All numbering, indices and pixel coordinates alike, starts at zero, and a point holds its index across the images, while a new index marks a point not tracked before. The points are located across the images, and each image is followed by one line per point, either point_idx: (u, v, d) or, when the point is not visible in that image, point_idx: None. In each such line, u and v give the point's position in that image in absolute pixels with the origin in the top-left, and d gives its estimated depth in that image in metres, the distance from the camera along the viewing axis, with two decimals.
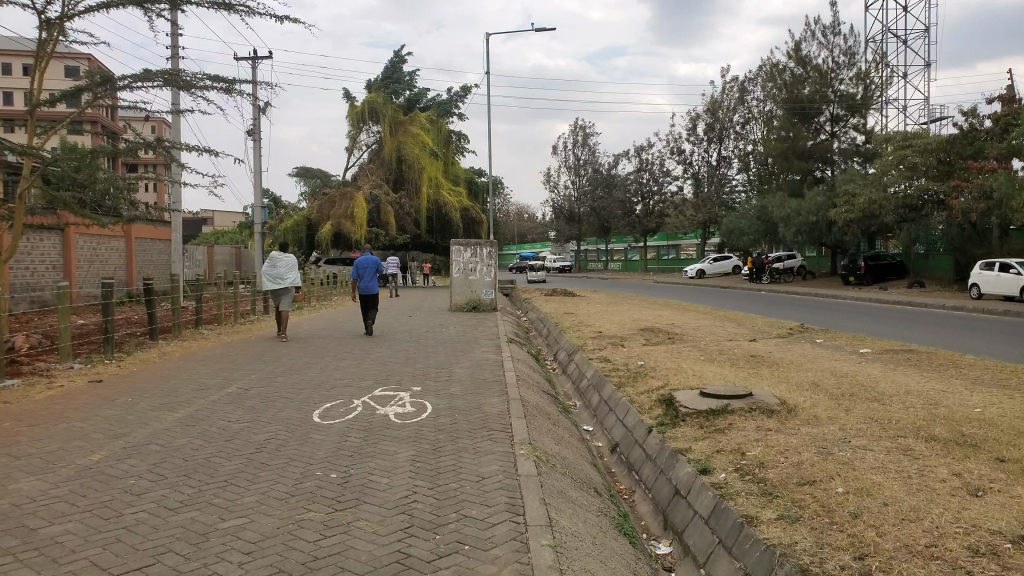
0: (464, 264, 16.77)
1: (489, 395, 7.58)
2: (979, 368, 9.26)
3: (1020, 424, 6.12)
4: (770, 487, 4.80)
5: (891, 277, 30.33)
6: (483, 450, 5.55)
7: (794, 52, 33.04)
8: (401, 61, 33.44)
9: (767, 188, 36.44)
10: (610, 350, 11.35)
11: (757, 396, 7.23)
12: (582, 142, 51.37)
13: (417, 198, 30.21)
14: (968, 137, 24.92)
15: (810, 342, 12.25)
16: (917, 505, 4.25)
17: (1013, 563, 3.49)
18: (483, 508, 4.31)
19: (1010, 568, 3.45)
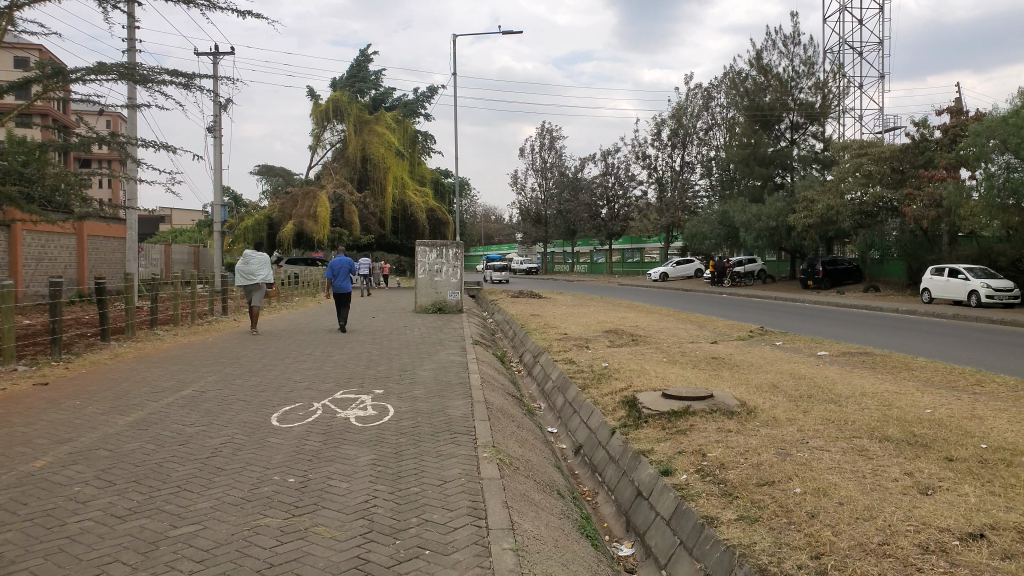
0: (429, 265, 16.67)
1: (452, 397, 7.54)
2: (929, 371, 9.48)
3: (969, 424, 6.25)
4: (730, 488, 4.83)
5: (849, 281, 30.92)
6: (446, 453, 5.50)
7: (756, 60, 33.56)
8: (366, 60, 33.13)
9: (729, 193, 36.90)
10: (574, 352, 11.39)
11: (718, 397, 7.29)
12: (549, 145, 51.53)
13: (383, 197, 29.99)
14: (919, 148, 25.32)
15: (770, 345, 12.41)
16: (870, 504, 4.31)
17: (960, 560, 3.54)
18: (445, 512, 4.26)
19: (959, 565, 3.50)
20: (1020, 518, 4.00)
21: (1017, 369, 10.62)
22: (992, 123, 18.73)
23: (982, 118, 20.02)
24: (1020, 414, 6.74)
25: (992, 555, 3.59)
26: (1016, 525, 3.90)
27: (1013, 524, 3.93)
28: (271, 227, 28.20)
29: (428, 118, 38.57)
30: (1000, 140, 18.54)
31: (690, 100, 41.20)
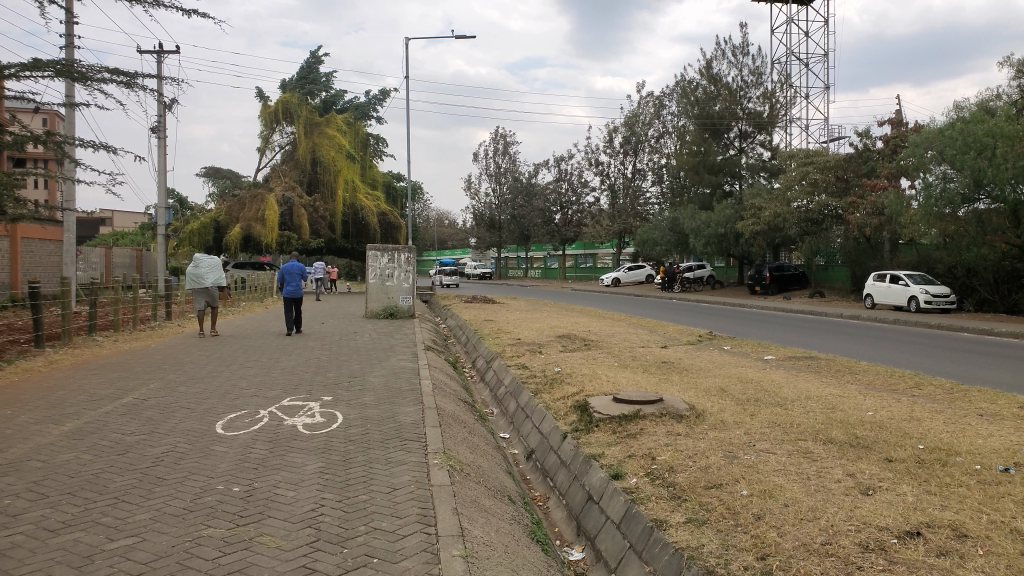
0: (380, 270, 16.51)
1: (403, 404, 7.47)
2: (872, 374, 9.76)
3: (907, 426, 6.46)
4: (679, 491, 4.89)
5: (795, 287, 31.72)
6: (395, 460, 5.45)
7: (706, 70, 34.19)
8: (317, 61, 32.69)
9: (679, 200, 37.46)
10: (527, 357, 11.42)
11: (668, 401, 7.39)
12: (503, 151, 51.64)
13: (333, 201, 29.64)
14: (863, 157, 26.55)
15: (719, 349, 12.61)
16: (815, 505, 4.41)
17: (898, 558, 3.65)
18: (393, 520, 4.21)
19: (897, 563, 3.60)
20: (954, 516, 4.14)
21: (954, 373, 11.01)
22: (930, 134, 19.41)
23: (921, 130, 20.76)
24: (955, 415, 7.00)
25: (928, 552, 3.71)
26: (951, 523, 4.03)
27: (947, 521, 4.07)
28: (218, 230, 27.61)
29: (380, 122, 38.28)
30: (937, 151, 19.25)
31: (642, 108, 41.75)
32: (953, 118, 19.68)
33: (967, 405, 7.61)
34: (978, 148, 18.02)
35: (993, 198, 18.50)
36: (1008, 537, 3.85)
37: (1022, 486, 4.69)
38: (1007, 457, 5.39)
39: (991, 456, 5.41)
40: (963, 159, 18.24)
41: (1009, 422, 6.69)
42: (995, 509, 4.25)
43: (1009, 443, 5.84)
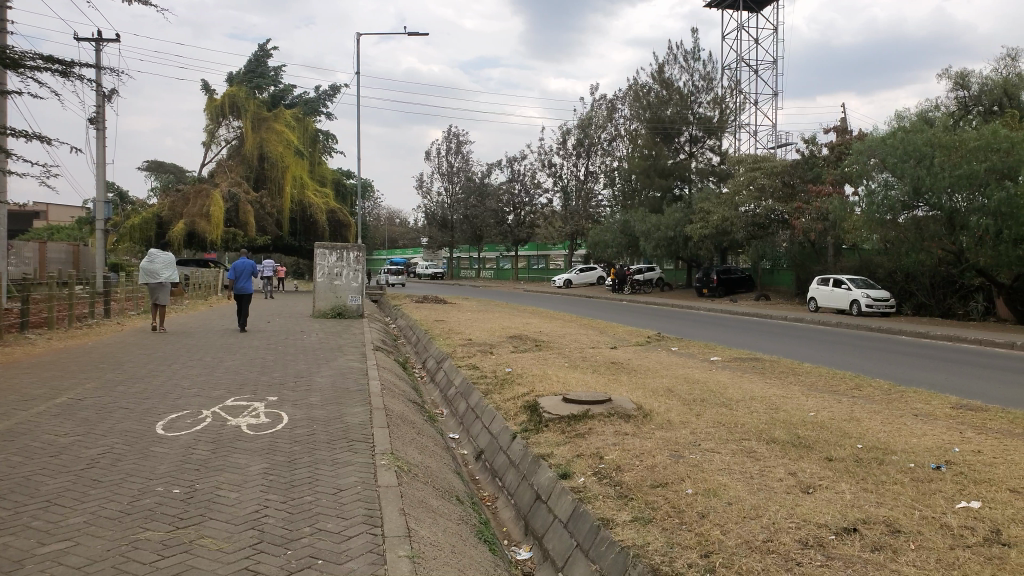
0: (329, 268, 16.32)
1: (351, 404, 7.39)
2: (814, 375, 10.03)
3: (847, 426, 6.65)
4: (625, 490, 4.96)
5: (741, 290, 32.39)
6: (342, 461, 5.39)
7: (658, 74, 34.66)
8: (265, 55, 32.10)
9: (630, 203, 37.88)
10: (478, 357, 11.41)
11: (617, 402, 7.48)
12: (455, 150, 51.54)
13: (281, 197, 29.16)
14: (809, 163, 27.38)
15: (667, 350, 12.80)
16: (757, 503, 4.51)
17: (836, 553, 3.76)
18: (339, 521, 4.17)
19: (834, 558, 3.71)
20: (888, 513, 4.29)
21: (892, 374, 11.40)
22: (873, 143, 20.03)
23: (864, 138, 21.41)
24: (892, 416, 7.25)
25: (864, 547, 3.83)
26: (885, 519, 4.17)
27: (883, 518, 4.21)
28: (160, 225, 26.88)
29: (330, 118, 37.78)
30: (880, 158, 19.88)
31: (595, 111, 42.12)
32: (894, 127, 20.36)
33: (904, 405, 7.89)
34: (918, 157, 18.75)
35: (930, 206, 19.10)
36: (938, 532, 4.00)
37: (952, 483, 4.89)
38: (939, 455, 5.61)
39: (924, 454, 5.62)
40: (904, 167, 18.90)
41: (942, 422, 6.96)
42: (928, 505, 4.42)
43: (942, 442, 6.07)
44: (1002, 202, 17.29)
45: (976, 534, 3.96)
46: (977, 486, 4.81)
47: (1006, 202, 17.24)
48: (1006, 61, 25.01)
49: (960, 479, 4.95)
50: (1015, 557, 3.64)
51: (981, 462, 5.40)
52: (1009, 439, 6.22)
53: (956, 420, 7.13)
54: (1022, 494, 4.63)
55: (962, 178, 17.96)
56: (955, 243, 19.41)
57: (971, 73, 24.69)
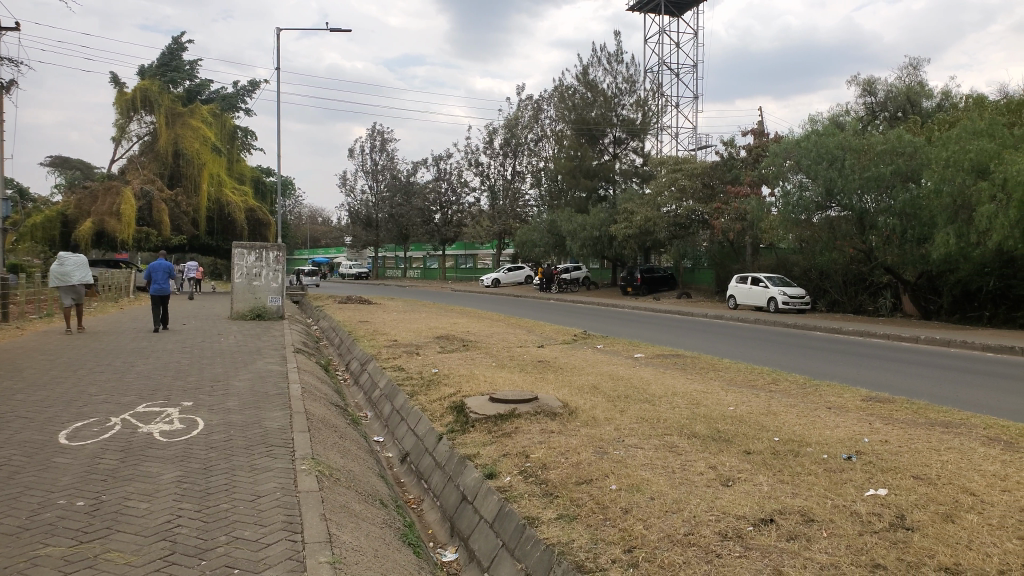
0: (247, 268, 15.86)
1: (270, 408, 7.20)
2: (732, 371, 10.34)
3: (765, 420, 6.88)
4: (551, 488, 4.99)
5: (664, 288, 33.11)
6: (260, 467, 5.24)
7: (583, 76, 35.03)
8: (179, 48, 30.94)
9: (556, 203, 38.27)
10: (404, 359, 11.29)
11: (542, 400, 7.52)
12: (379, 148, 50.97)
13: (197, 195, 28.20)
14: (728, 165, 28.11)
15: (592, 348, 12.97)
16: (679, 497, 4.61)
17: (754, 544, 3.87)
18: (256, 529, 4.05)
19: (752, 548, 3.83)
20: (803, 503, 4.45)
21: (807, 369, 11.84)
22: (788, 145, 20.81)
23: (780, 141, 22.17)
24: (807, 409, 7.53)
25: (779, 537, 3.96)
26: (800, 509, 4.33)
27: (798, 508, 4.36)
28: (66, 225, 25.58)
29: (249, 114, 36.71)
30: (795, 160, 20.58)
31: (521, 111, 42.31)
32: (808, 131, 21.16)
33: (817, 399, 8.22)
34: (829, 159, 19.53)
35: (841, 206, 19.88)
36: (848, 520, 4.17)
37: (862, 472, 5.11)
38: (850, 446, 5.86)
39: (836, 445, 5.86)
40: (817, 169, 19.64)
41: (853, 414, 7.28)
42: (839, 494, 4.61)
43: (853, 433, 6.35)
44: (907, 202, 18.43)
45: (883, 520, 4.15)
46: (885, 474, 5.05)
47: (910, 203, 18.38)
48: (908, 70, 26.41)
49: (868, 468, 5.19)
50: (918, 540, 3.84)
51: (888, 451, 5.68)
52: (912, 429, 6.57)
53: (865, 411, 7.47)
54: (924, 480, 4.88)
55: (870, 180, 18.88)
56: (864, 243, 20.38)
57: (877, 81, 25.96)
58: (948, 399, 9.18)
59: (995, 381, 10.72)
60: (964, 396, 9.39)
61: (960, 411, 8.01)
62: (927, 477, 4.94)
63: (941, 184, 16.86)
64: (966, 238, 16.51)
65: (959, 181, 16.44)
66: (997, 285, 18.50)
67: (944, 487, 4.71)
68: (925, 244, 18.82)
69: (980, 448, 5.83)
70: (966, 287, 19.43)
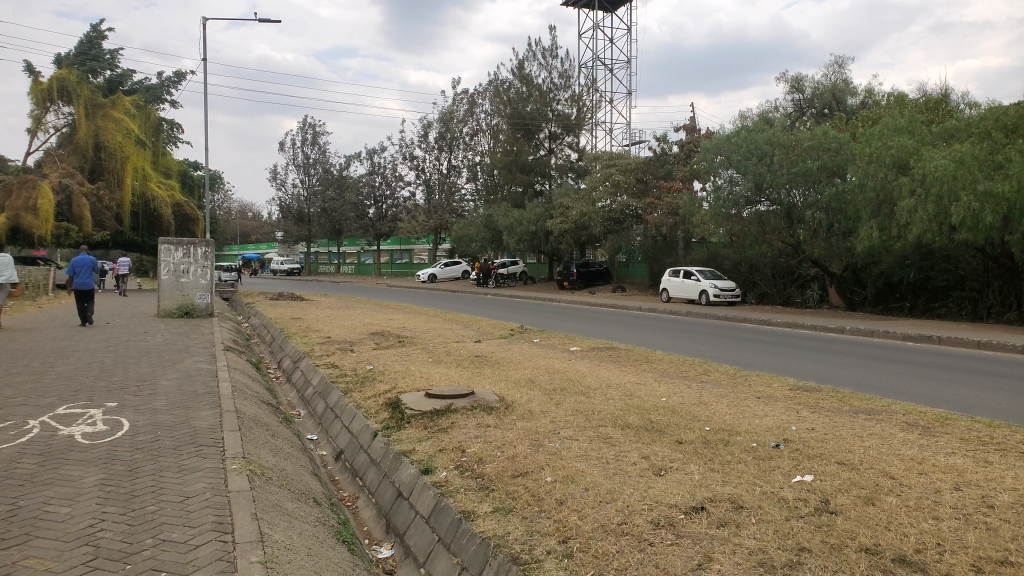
0: (174, 266, 15.44)
1: (199, 408, 7.05)
2: (665, 363, 10.60)
3: (695, 410, 7.12)
4: (486, 482, 5.07)
5: (600, 283, 33.57)
6: (189, 467, 5.15)
7: (518, 71, 35.24)
8: (98, 36, 29.75)
9: (493, 197, 38.38)
10: (338, 356, 11.17)
11: (479, 394, 7.61)
12: (312, 141, 50.15)
13: (120, 190, 27.17)
14: (660, 161, 28.74)
15: (528, 342, 13.10)
16: (612, 488, 4.75)
17: (685, 532, 4.03)
18: (185, 530, 4.00)
19: (683, 536, 3.98)
20: (733, 490, 4.65)
21: (738, 360, 12.19)
22: (718, 141, 21.27)
23: (711, 137, 22.74)
24: (737, 399, 7.81)
25: (710, 524, 4.12)
26: (730, 497, 4.51)
27: (728, 496, 4.55)
28: None
29: (174, 105, 35.56)
30: (725, 156, 21.10)
31: (456, 106, 42.18)
32: (737, 128, 21.72)
33: (746, 389, 8.53)
34: (759, 155, 20.16)
35: (770, 201, 20.54)
36: (776, 505, 4.37)
37: (789, 459, 5.36)
38: (777, 434, 6.11)
39: (765, 434, 6.10)
40: (747, 165, 20.24)
41: (781, 403, 7.59)
42: (768, 481, 4.83)
43: (781, 421, 6.63)
44: (832, 197, 19.14)
45: (808, 504, 4.37)
46: (810, 460, 5.30)
47: (835, 197, 19.07)
48: (833, 69, 27.37)
49: (795, 455, 5.43)
50: (841, 523, 4.05)
51: (813, 438, 5.95)
52: (836, 416, 6.89)
53: (792, 400, 7.79)
54: (847, 466, 5.15)
55: (797, 175, 19.55)
56: (791, 236, 21.11)
57: (804, 78, 26.77)
58: (873, 387, 9.59)
59: (916, 370, 11.23)
60: (888, 384, 9.82)
61: (882, 399, 8.39)
62: (849, 463, 5.22)
63: (864, 179, 17.58)
64: (888, 231, 17.23)
65: (882, 176, 17.21)
66: (916, 277, 19.36)
67: (865, 472, 4.98)
68: (850, 237, 19.60)
69: (900, 433, 6.17)
70: (888, 279, 20.22)
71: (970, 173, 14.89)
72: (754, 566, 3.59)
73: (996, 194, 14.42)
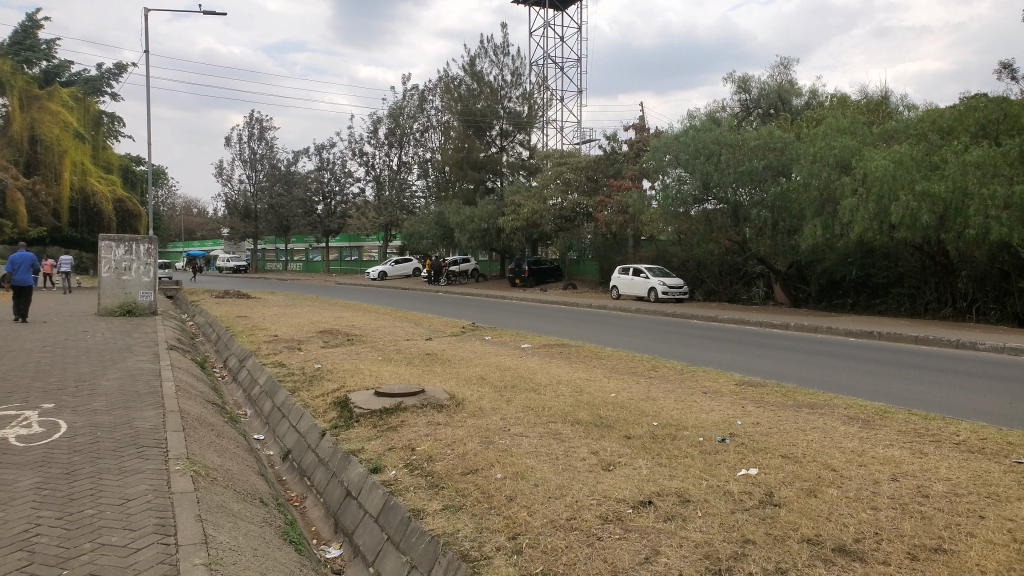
0: (115, 263, 15.06)
1: (141, 408, 6.91)
2: (615, 359, 10.75)
3: (644, 405, 7.27)
4: (436, 479, 5.10)
5: (551, 280, 33.76)
6: (130, 469, 5.05)
7: (469, 68, 35.28)
8: (34, 25, 28.81)
9: (444, 194, 38.30)
10: (286, 354, 11.05)
11: (430, 392, 7.62)
12: (258, 136, 49.32)
13: (58, 184, 26.20)
14: (610, 159, 29.06)
15: (479, 339, 13.13)
16: (561, 483, 4.83)
17: (632, 526, 4.12)
18: (126, 533, 3.94)
19: (631, 530, 4.07)
20: (680, 484, 4.77)
21: (688, 356, 12.40)
22: (667, 140, 21.61)
23: (659, 136, 23.10)
24: (684, 394, 7.99)
25: (657, 518, 4.23)
26: (677, 491, 4.63)
27: (675, 489, 4.67)
28: None
29: (115, 97, 34.56)
30: (673, 155, 21.45)
31: (406, 101, 41.96)
32: (685, 127, 22.08)
33: (694, 384, 8.72)
34: (706, 154, 20.53)
35: (717, 200, 20.96)
36: (721, 499, 4.51)
37: (734, 453, 5.51)
38: (723, 428, 6.28)
39: (711, 428, 6.27)
40: (695, 164, 20.60)
41: (727, 398, 7.78)
42: (714, 474, 4.96)
43: (727, 416, 6.81)
44: (778, 196, 19.63)
45: (753, 497, 4.51)
46: (755, 454, 5.47)
47: (780, 196, 19.55)
48: (778, 70, 28.07)
49: (740, 449, 5.60)
50: (785, 515, 4.19)
51: (757, 432, 6.12)
52: (781, 410, 7.11)
53: (737, 395, 7.99)
54: (790, 459, 5.32)
55: (743, 175, 19.96)
56: (738, 234, 21.56)
57: (751, 78, 27.37)
58: (819, 382, 9.87)
59: (858, 364, 11.57)
60: (831, 379, 10.12)
61: (825, 393, 8.65)
62: (792, 456, 5.39)
63: (809, 178, 18.04)
64: (831, 229, 17.75)
65: (825, 176, 17.72)
66: (858, 274, 19.99)
67: (808, 464, 5.16)
68: (795, 235, 20.13)
69: (841, 426, 6.40)
70: (831, 277, 20.84)
71: (908, 173, 15.46)
72: (700, 558, 3.69)
73: (932, 194, 14.98)
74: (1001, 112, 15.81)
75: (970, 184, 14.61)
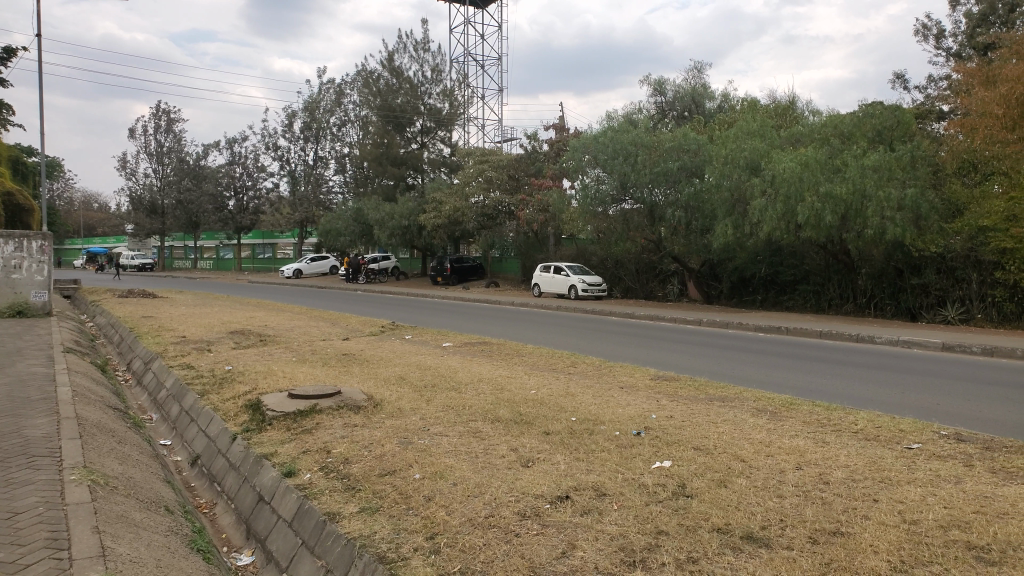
0: (5, 260, 14.19)
1: (32, 415, 6.51)
2: (535, 356, 10.82)
3: (562, 401, 7.33)
4: (353, 482, 5.00)
5: (473, 278, 33.67)
6: (19, 480, 4.75)
7: (388, 62, 34.91)
8: None
9: (363, 191, 37.73)
10: (194, 356, 10.64)
11: (345, 393, 7.48)
12: (166, 128, 47.35)
13: None
14: (532, 158, 29.41)
15: (400, 338, 12.99)
16: (480, 481, 4.82)
17: (549, 521, 4.15)
18: (13, 549, 3.70)
19: (548, 525, 4.10)
20: (597, 478, 4.84)
21: (607, 353, 12.57)
22: (586, 140, 21.88)
23: (578, 136, 23.31)
24: (602, 389, 8.12)
25: (574, 512, 4.27)
26: (594, 484, 4.70)
27: (592, 484, 4.73)
28: None
29: None
30: (592, 155, 21.72)
31: (323, 95, 41.15)
32: (603, 128, 22.41)
33: (611, 379, 8.89)
34: (624, 154, 20.84)
35: (634, 200, 21.33)
36: (636, 491, 4.59)
37: (649, 446, 5.64)
38: (639, 423, 6.40)
39: (627, 423, 6.38)
40: (613, 164, 20.89)
41: (643, 393, 7.94)
42: (629, 468, 5.05)
43: (642, 411, 6.94)
44: (691, 196, 20.16)
45: (666, 490, 4.61)
46: (669, 447, 5.61)
47: (694, 196, 20.12)
48: (692, 73, 28.88)
49: (655, 443, 5.71)
50: (697, 506, 4.30)
51: (672, 426, 6.27)
52: (693, 404, 7.32)
53: (652, 390, 8.17)
54: (702, 452, 5.47)
55: (659, 175, 20.40)
56: (653, 234, 22.07)
57: (665, 81, 28.06)
58: (734, 377, 10.13)
59: (770, 359, 11.98)
60: (742, 373, 10.44)
61: (737, 387, 8.91)
62: (704, 448, 5.54)
63: (720, 179, 18.62)
64: (741, 229, 18.34)
65: (735, 177, 18.32)
66: (767, 272, 20.73)
67: (719, 456, 5.31)
68: (707, 234, 20.76)
69: (750, 419, 6.63)
70: (742, 274, 21.61)
71: (814, 175, 16.12)
72: (615, 551, 3.75)
73: (835, 196, 15.68)
74: (894, 119, 16.82)
75: (869, 186, 15.41)
